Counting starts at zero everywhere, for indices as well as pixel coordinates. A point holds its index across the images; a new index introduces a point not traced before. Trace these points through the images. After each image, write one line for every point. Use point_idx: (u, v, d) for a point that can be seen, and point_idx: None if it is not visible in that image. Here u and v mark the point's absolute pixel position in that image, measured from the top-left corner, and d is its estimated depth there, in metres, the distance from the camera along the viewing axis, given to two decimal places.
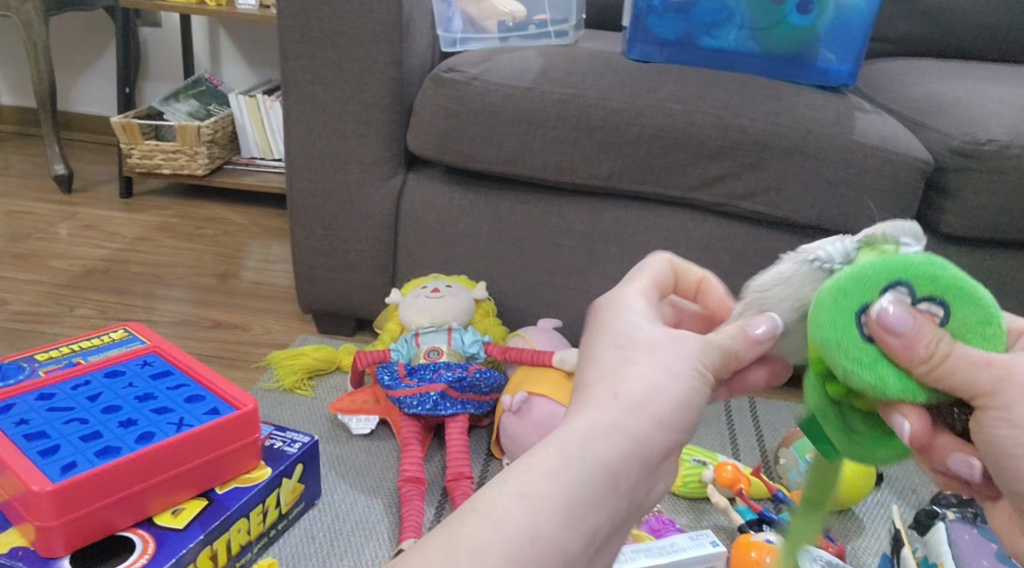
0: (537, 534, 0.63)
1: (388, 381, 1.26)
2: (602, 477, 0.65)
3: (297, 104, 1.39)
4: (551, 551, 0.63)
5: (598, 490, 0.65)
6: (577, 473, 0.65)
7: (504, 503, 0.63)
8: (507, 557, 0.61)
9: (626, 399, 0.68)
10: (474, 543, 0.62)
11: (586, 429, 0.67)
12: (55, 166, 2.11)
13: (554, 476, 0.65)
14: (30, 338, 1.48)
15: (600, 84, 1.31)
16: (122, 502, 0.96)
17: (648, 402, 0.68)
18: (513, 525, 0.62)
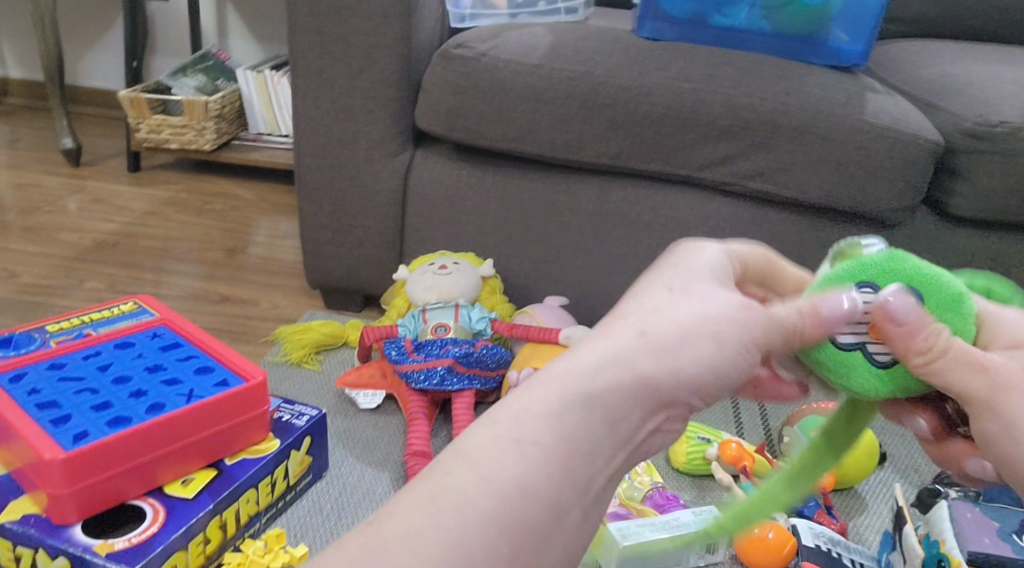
0: (525, 486, 0.55)
1: (395, 355, 1.27)
2: (604, 425, 0.58)
3: (305, 79, 1.39)
4: (540, 505, 0.55)
5: (601, 440, 0.58)
6: (580, 420, 0.57)
7: (494, 448, 0.56)
8: (490, 504, 0.54)
9: (648, 339, 0.60)
10: (455, 490, 0.55)
11: (600, 373, 0.59)
12: (64, 139, 2.11)
13: (552, 418, 0.57)
14: (40, 310, 1.49)
15: (610, 62, 1.31)
16: (133, 471, 0.97)
17: (672, 344, 0.60)
18: (498, 473, 0.55)
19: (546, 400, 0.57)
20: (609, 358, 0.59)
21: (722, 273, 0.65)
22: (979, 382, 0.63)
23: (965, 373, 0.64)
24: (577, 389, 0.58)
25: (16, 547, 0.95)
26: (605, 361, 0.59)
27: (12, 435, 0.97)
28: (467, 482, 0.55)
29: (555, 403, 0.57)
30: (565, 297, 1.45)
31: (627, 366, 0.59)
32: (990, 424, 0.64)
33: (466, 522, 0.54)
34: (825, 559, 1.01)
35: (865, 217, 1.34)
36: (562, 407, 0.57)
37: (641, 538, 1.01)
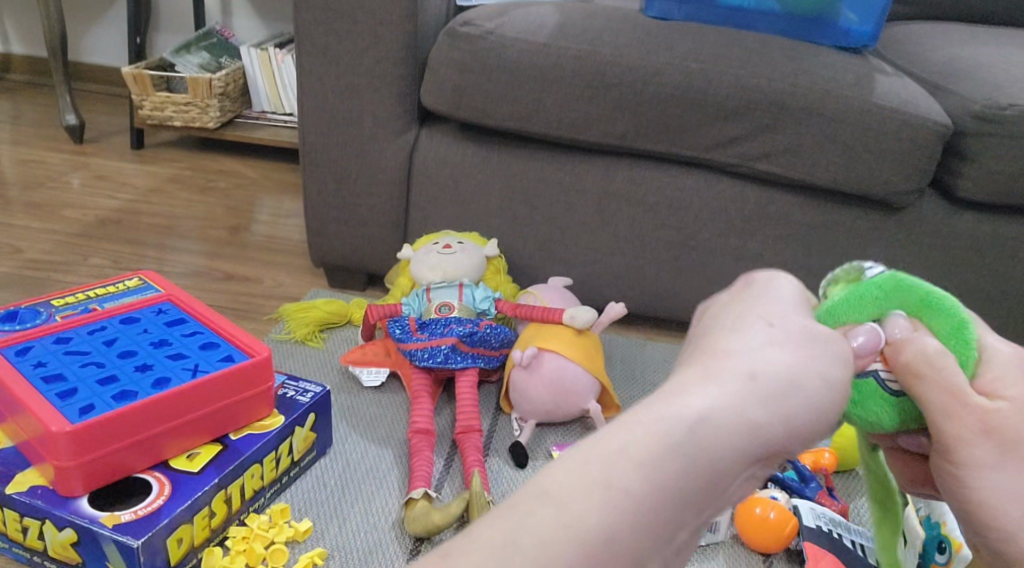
0: (609, 534, 0.54)
1: (399, 334, 1.27)
2: (698, 475, 0.56)
3: (310, 56, 1.38)
4: (626, 553, 0.54)
5: (694, 487, 0.56)
6: (673, 470, 0.55)
7: (585, 486, 0.55)
8: (569, 545, 0.53)
9: (682, 434, 0.56)
10: (537, 530, 0.54)
11: (700, 418, 0.56)
12: (67, 116, 2.11)
13: (645, 466, 0.55)
14: (44, 286, 1.49)
15: (618, 41, 1.30)
16: (139, 444, 0.98)
17: (709, 434, 0.56)
18: (580, 515, 0.54)
19: (577, 509, 0.54)
20: (646, 469, 0.55)
21: (810, 310, 0.62)
22: (966, 418, 0.66)
23: (944, 413, 0.66)
24: (612, 498, 0.54)
25: (23, 518, 0.96)
26: (637, 467, 0.55)
27: (19, 408, 0.98)
28: (558, 519, 0.54)
29: (586, 506, 0.54)
30: (569, 277, 1.45)
31: (665, 467, 0.55)
32: (958, 465, 0.68)
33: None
34: (826, 539, 1.02)
35: (871, 200, 1.34)
36: (591, 499, 0.54)
37: None
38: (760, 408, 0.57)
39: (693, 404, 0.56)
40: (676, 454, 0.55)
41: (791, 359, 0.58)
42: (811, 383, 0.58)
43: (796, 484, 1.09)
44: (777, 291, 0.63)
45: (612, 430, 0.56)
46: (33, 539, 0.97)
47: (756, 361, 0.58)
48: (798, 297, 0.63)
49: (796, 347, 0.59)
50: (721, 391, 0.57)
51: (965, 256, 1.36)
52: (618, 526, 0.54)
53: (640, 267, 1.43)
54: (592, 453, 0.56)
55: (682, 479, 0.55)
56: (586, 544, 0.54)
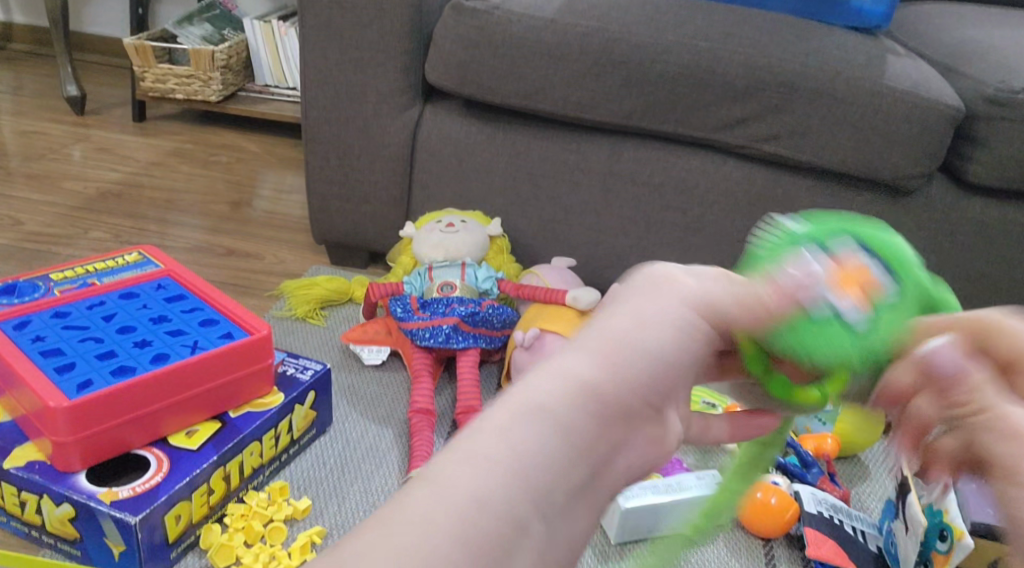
0: (472, 517, 0.42)
1: (401, 313, 1.26)
2: (567, 440, 0.44)
3: (313, 29, 1.36)
4: (495, 531, 0.42)
5: (565, 457, 0.44)
6: (538, 433, 0.44)
7: (438, 474, 0.44)
8: (429, 545, 0.42)
9: (512, 432, 0.44)
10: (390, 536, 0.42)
11: (559, 379, 0.46)
12: (68, 87, 2.09)
13: (502, 433, 0.44)
14: (44, 258, 1.48)
15: (626, 18, 1.28)
16: (137, 421, 0.97)
17: (548, 420, 0.45)
18: (438, 502, 0.42)
19: (387, 564, 0.41)
20: (479, 486, 0.43)
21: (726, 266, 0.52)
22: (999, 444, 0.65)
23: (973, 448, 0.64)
24: (436, 532, 0.42)
25: (20, 492, 0.96)
26: (470, 485, 0.43)
27: (17, 382, 0.97)
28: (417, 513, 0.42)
29: (406, 552, 0.41)
30: (573, 257, 1.44)
31: (519, 434, 0.44)
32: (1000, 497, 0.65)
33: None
34: (826, 526, 1.02)
35: (879, 183, 1.32)
36: (413, 539, 0.42)
37: (641, 501, 1.01)
38: (607, 377, 0.46)
39: (533, 394, 0.45)
40: (509, 451, 0.44)
41: (655, 326, 0.48)
42: (677, 348, 0.48)
43: (797, 469, 1.09)
44: (660, 281, 0.50)
45: (432, 460, 0.45)
46: (31, 514, 0.97)
47: (614, 335, 0.47)
48: (686, 285, 0.49)
49: (656, 316, 0.48)
50: (568, 364, 0.46)
51: (973, 243, 1.35)
52: (459, 566, 0.41)
53: (646, 248, 1.42)
54: (418, 488, 0.43)
55: (533, 477, 0.44)
56: (451, 531, 0.42)
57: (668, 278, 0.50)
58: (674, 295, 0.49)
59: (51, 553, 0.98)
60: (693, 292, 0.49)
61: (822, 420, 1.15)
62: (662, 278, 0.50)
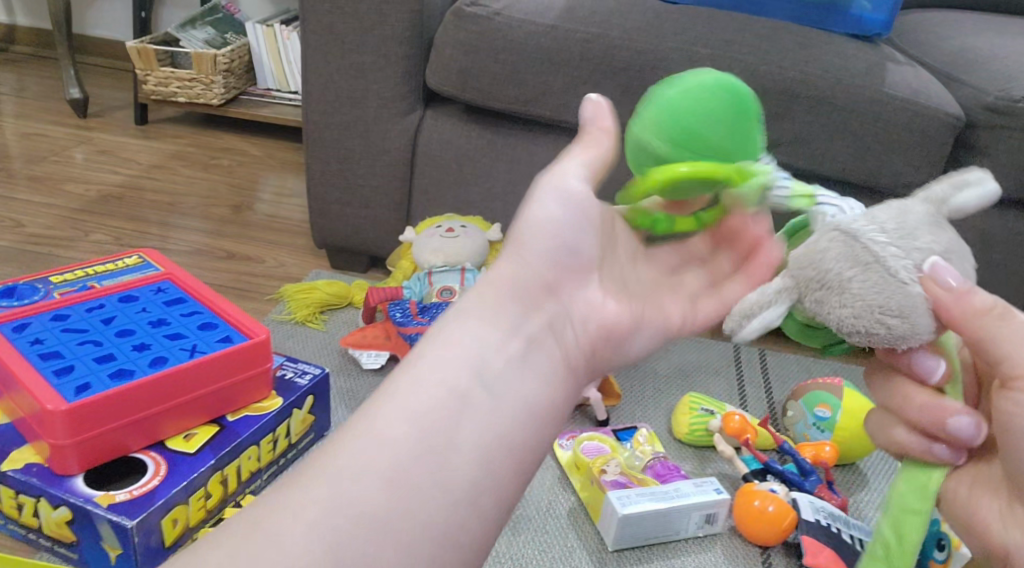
0: (425, 391, 0.63)
1: (399, 318, 1.26)
2: (481, 324, 0.66)
3: (315, 34, 1.37)
4: (441, 395, 0.63)
5: (481, 334, 0.66)
6: (461, 331, 0.66)
7: (398, 379, 0.64)
8: (401, 415, 0.62)
9: (463, 311, 0.68)
10: (371, 431, 0.62)
11: (474, 291, 0.68)
12: (71, 90, 2.09)
13: (437, 337, 0.66)
14: (45, 260, 1.48)
15: (627, 24, 1.28)
16: (135, 424, 0.97)
17: (489, 299, 0.68)
18: (400, 393, 0.63)
19: (374, 445, 0.61)
20: (453, 346, 0.65)
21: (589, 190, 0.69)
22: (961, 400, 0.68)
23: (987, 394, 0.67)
24: (419, 393, 0.63)
25: (18, 495, 0.96)
26: (442, 353, 0.65)
27: (15, 385, 0.97)
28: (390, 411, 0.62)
29: (405, 406, 0.63)
30: None
31: (446, 330, 0.66)
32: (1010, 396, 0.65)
33: (393, 450, 0.61)
34: (825, 534, 1.02)
35: (879, 191, 1.32)
36: (410, 399, 0.63)
37: (640, 507, 1.01)
38: (530, 266, 0.68)
39: (462, 303, 0.68)
40: (468, 326, 0.67)
41: (555, 230, 0.68)
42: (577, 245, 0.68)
43: (796, 477, 1.09)
44: (549, 198, 0.68)
45: (418, 343, 0.66)
46: (28, 517, 0.97)
47: (529, 237, 0.68)
48: (577, 199, 0.68)
49: (553, 223, 0.68)
50: (507, 264, 0.68)
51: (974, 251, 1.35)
52: (448, 399, 0.63)
53: None
54: (388, 391, 0.63)
55: (484, 341, 0.66)
56: (415, 405, 0.63)
57: (561, 186, 0.69)
58: (548, 203, 0.68)
59: (48, 556, 0.98)
60: (583, 204, 0.68)
61: (821, 427, 1.15)
62: (547, 186, 0.69)
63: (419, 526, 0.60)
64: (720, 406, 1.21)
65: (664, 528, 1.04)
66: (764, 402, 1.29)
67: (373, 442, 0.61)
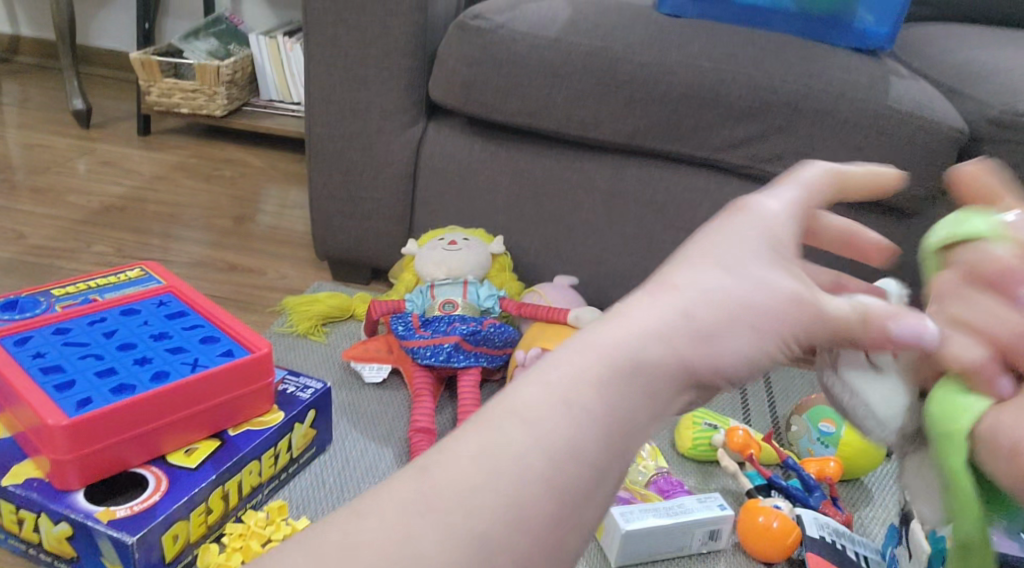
0: (568, 454, 0.48)
1: (402, 331, 1.26)
2: (647, 389, 0.50)
3: (318, 46, 1.37)
4: (574, 472, 0.48)
5: (642, 404, 0.50)
6: (624, 388, 0.49)
7: (534, 403, 0.49)
8: (524, 469, 0.48)
9: (573, 389, 0.49)
10: (488, 448, 0.49)
11: (648, 319, 0.50)
12: (74, 100, 2.09)
13: (599, 383, 0.49)
14: (47, 271, 1.48)
15: (630, 37, 1.28)
16: (137, 439, 0.97)
17: (604, 384, 0.49)
18: (539, 433, 0.48)
19: (473, 484, 0.48)
20: (600, 409, 0.49)
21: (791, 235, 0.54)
22: None
23: None
24: (502, 484, 0.48)
25: (19, 510, 0.95)
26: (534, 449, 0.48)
27: (16, 399, 0.96)
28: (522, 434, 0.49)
29: (476, 495, 0.48)
30: (575, 276, 1.44)
31: (612, 386, 0.49)
32: None
33: (485, 499, 0.48)
34: (829, 551, 1.00)
35: (882, 204, 1.32)
36: (475, 487, 0.48)
37: (643, 523, 1.01)
38: (675, 337, 0.50)
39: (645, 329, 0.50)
40: (568, 418, 0.49)
41: (744, 306, 0.51)
42: (743, 325, 0.51)
43: (800, 492, 1.08)
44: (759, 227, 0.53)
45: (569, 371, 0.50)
46: (29, 532, 0.96)
47: (688, 291, 0.50)
48: (773, 252, 0.53)
49: (728, 283, 0.51)
50: (651, 318, 0.50)
51: None
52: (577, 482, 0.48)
53: (648, 266, 1.41)
54: (517, 410, 0.49)
55: (582, 449, 0.48)
56: (551, 452, 0.48)
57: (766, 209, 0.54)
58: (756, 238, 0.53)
59: None
60: (778, 262, 0.52)
61: (825, 442, 1.15)
62: (738, 209, 0.54)
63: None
64: (723, 419, 1.20)
65: (668, 544, 1.03)
66: (767, 417, 1.28)
67: (476, 474, 0.48)
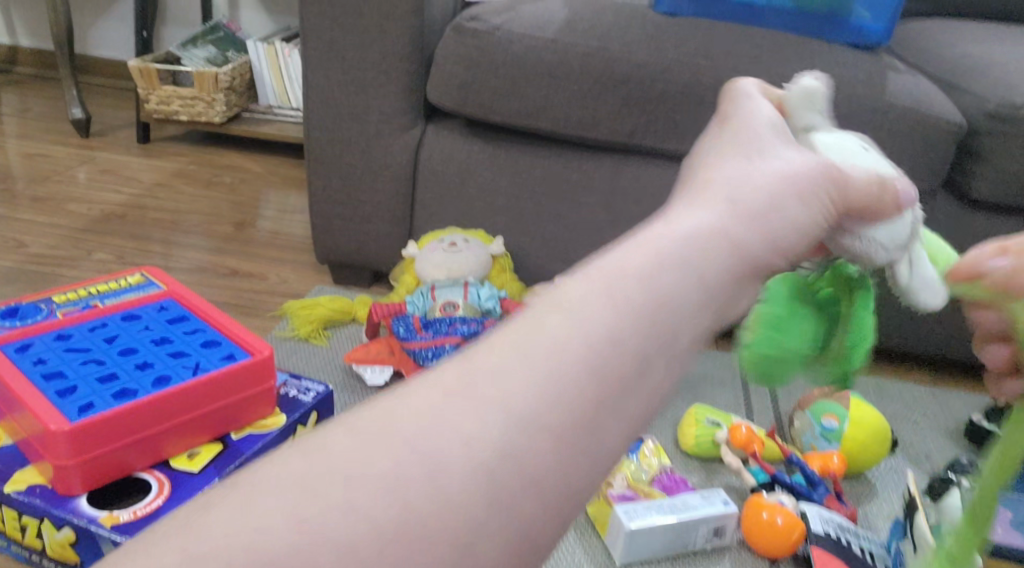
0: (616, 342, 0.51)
1: (403, 332, 1.27)
2: (689, 275, 0.54)
3: (315, 51, 1.37)
4: (621, 354, 0.51)
5: (686, 289, 0.54)
6: (667, 275, 0.53)
7: (579, 293, 0.52)
8: (582, 351, 0.50)
9: (620, 271, 0.53)
10: (542, 331, 0.51)
11: (684, 220, 0.56)
12: (73, 109, 2.10)
13: (642, 274, 0.53)
14: (47, 280, 1.48)
15: (626, 37, 1.29)
16: (140, 442, 0.97)
17: (650, 275, 0.53)
18: (588, 323, 0.51)
19: (527, 371, 0.50)
20: (642, 292, 0.53)
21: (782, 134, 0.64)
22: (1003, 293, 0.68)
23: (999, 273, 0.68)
24: (550, 357, 0.50)
25: (21, 517, 0.95)
26: (585, 324, 0.51)
27: (18, 406, 0.97)
28: (566, 321, 0.51)
29: (534, 367, 0.50)
30: None
31: (654, 278, 0.53)
32: None
33: (554, 381, 0.49)
34: (833, 545, 1.00)
35: None
36: (526, 360, 0.50)
37: (647, 520, 1.01)
38: (722, 222, 0.56)
39: (671, 228, 0.55)
40: (614, 306, 0.52)
41: (762, 206, 0.58)
42: (791, 199, 0.59)
43: (804, 488, 1.08)
44: (766, 161, 0.61)
45: (610, 263, 0.54)
46: (32, 539, 0.96)
47: (728, 187, 0.58)
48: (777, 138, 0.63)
49: (768, 174, 0.60)
50: (695, 211, 0.56)
51: None
52: (633, 361, 0.51)
53: None
54: (557, 302, 0.52)
55: (635, 318, 0.52)
56: (601, 337, 0.51)
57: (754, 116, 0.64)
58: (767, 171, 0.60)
59: None
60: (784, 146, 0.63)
61: (828, 438, 1.14)
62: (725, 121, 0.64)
63: (504, 517, 0.47)
64: (726, 416, 1.20)
65: (672, 541, 1.03)
66: (770, 412, 1.28)
67: (547, 357, 0.50)
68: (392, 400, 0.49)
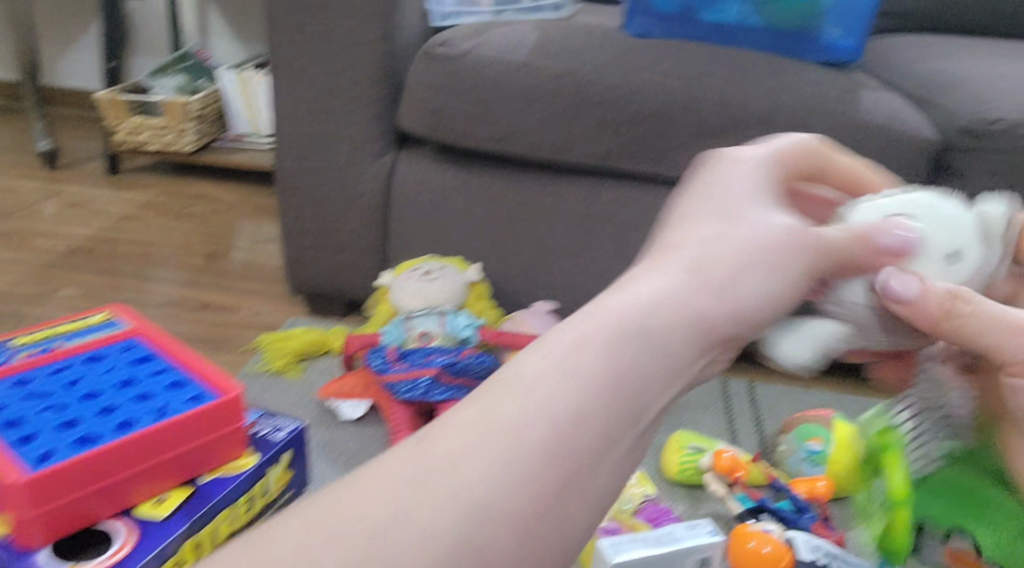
0: (577, 421, 0.52)
1: (379, 365, 1.24)
2: (652, 349, 0.54)
3: (284, 78, 1.35)
4: (586, 435, 0.52)
5: (650, 367, 0.54)
6: (628, 354, 0.54)
7: (537, 370, 0.53)
8: (544, 433, 0.51)
9: (575, 352, 0.53)
10: (500, 416, 0.52)
11: (643, 290, 0.56)
12: (40, 141, 2.06)
13: (600, 348, 0.54)
14: (12, 319, 1.44)
15: (598, 58, 1.27)
16: (104, 490, 0.93)
17: (612, 350, 0.54)
18: (548, 405, 0.52)
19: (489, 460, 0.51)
20: (602, 372, 0.53)
21: (769, 193, 0.61)
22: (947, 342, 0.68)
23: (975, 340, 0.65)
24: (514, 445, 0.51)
25: None
26: (545, 410, 0.52)
27: None
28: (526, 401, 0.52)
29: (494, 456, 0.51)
30: (555, 301, 1.41)
31: (617, 350, 0.54)
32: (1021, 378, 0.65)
33: (512, 472, 0.51)
34: None
35: None
36: (485, 443, 0.51)
37: (631, 554, 0.98)
38: (692, 293, 0.56)
39: (634, 295, 0.56)
40: (578, 389, 0.52)
41: (732, 270, 0.57)
42: (757, 270, 0.57)
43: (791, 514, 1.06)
44: (748, 220, 0.59)
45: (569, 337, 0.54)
46: None
47: (694, 253, 0.57)
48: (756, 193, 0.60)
49: (739, 241, 0.57)
50: (658, 280, 0.56)
51: None
52: (598, 441, 0.52)
53: None
54: (515, 382, 0.53)
55: (591, 400, 0.52)
56: (562, 419, 0.52)
57: (737, 161, 0.62)
58: (746, 232, 0.58)
59: None
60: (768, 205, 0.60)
61: (814, 461, 1.13)
62: (717, 165, 0.62)
63: None
64: (710, 442, 1.19)
65: None
66: (755, 436, 1.26)
67: (506, 440, 0.51)
68: (357, 484, 0.51)
